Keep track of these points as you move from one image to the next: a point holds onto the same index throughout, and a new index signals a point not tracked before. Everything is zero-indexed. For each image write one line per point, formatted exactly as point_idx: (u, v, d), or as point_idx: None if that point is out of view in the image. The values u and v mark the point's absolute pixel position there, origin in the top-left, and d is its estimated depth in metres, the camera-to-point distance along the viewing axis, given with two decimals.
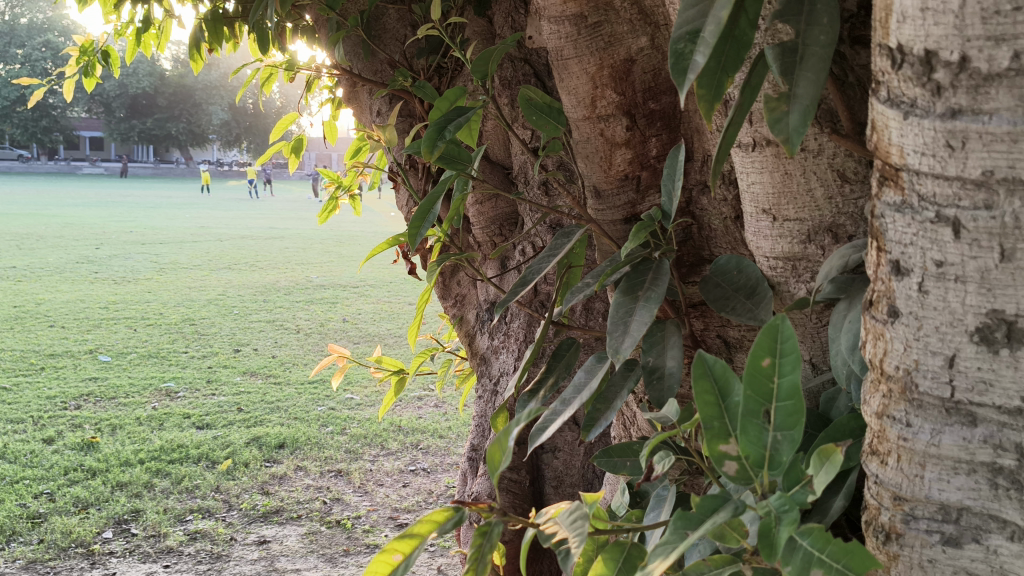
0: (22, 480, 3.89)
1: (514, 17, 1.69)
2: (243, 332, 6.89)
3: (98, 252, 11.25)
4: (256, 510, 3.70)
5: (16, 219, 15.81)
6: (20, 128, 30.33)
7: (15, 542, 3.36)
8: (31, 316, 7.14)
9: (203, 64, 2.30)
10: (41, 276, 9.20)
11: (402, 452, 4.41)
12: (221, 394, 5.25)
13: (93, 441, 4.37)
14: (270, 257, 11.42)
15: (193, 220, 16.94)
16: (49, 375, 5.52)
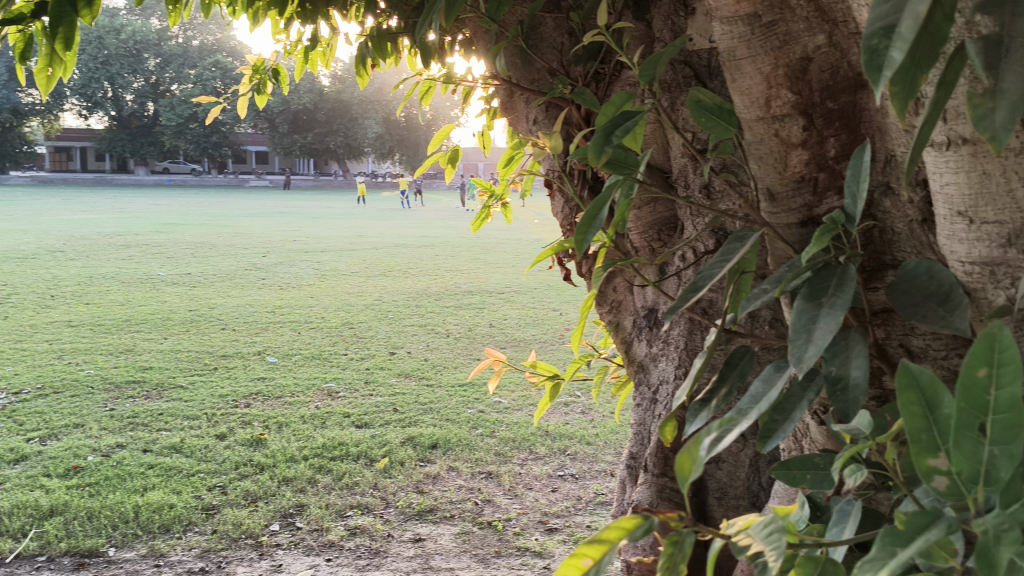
0: (197, 473, 4.16)
1: (674, 20, 1.67)
2: (398, 335, 7.12)
3: (265, 260, 11.93)
4: (411, 508, 3.81)
5: (192, 228, 16.99)
6: (194, 144, 32.55)
7: (191, 531, 3.59)
8: (207, 319, 7.66)
9: (368, 79, 2.39)
10: (214, 282, 9.82)
11: (551, 457, 4.43)
12: (378, 395, 5.45)
13: (261, 438, 4.62)
14: (421, 264, 11.77)
15: (349, 229, 17.70)
16: (222, 374, 5.89)
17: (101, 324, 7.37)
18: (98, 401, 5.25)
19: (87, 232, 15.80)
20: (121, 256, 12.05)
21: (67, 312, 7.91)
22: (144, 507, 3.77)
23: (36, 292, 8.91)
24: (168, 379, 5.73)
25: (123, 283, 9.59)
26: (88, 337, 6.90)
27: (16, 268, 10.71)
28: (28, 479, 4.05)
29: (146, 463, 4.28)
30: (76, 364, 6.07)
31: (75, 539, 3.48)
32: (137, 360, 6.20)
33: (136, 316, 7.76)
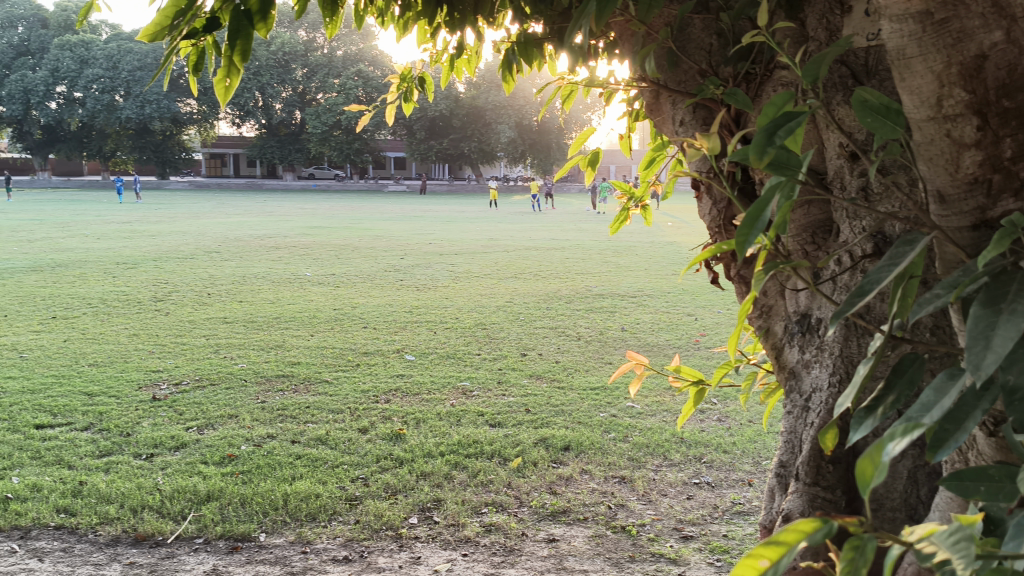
0: (342, 464, 4.35)
1: (829, 18, 1.63)
2: (530, 337, 7.19)
3: (403, 262, 12.27)
4: (545, 509, 3.84)
5: (335, 231, 17.69)
6: (336, 151, 33.85)
7: (335, 520, 3.75)
8: (350, 318, 7.96)
9: (514, 84, 2.44)
10: (356, 282, 10.20)
11: (686, 464, 4.38)
12: (510, 395, 5.52)
13: (400, 433, 4.77)
14: (553, 267, 11.84)
15: (482, 232, 18.00)
16: (363, 371, 6.10)
17: (253, 321, 7.78)
18: (251, 394, 5.55)
19: (239, 234, 16.71)
20: (271, 257, 12.69)
21: (222, 308, 8.39)
22: (293, 496, 3.96)
23: (194, 290, 9.49)
24: (314, 374, 6.00)
25: (273, 283, 10.09)
26: (242, 333, 7.30)
27: (177, 267, 11.43)
28: (188, 465, 4.33)
29: (294, 453, 4.49)
30: (231, 358, 6.44)
31: (230, 524, 3.70)
32: (285, 355, 6.51)
33: (284, 313, 8.15)
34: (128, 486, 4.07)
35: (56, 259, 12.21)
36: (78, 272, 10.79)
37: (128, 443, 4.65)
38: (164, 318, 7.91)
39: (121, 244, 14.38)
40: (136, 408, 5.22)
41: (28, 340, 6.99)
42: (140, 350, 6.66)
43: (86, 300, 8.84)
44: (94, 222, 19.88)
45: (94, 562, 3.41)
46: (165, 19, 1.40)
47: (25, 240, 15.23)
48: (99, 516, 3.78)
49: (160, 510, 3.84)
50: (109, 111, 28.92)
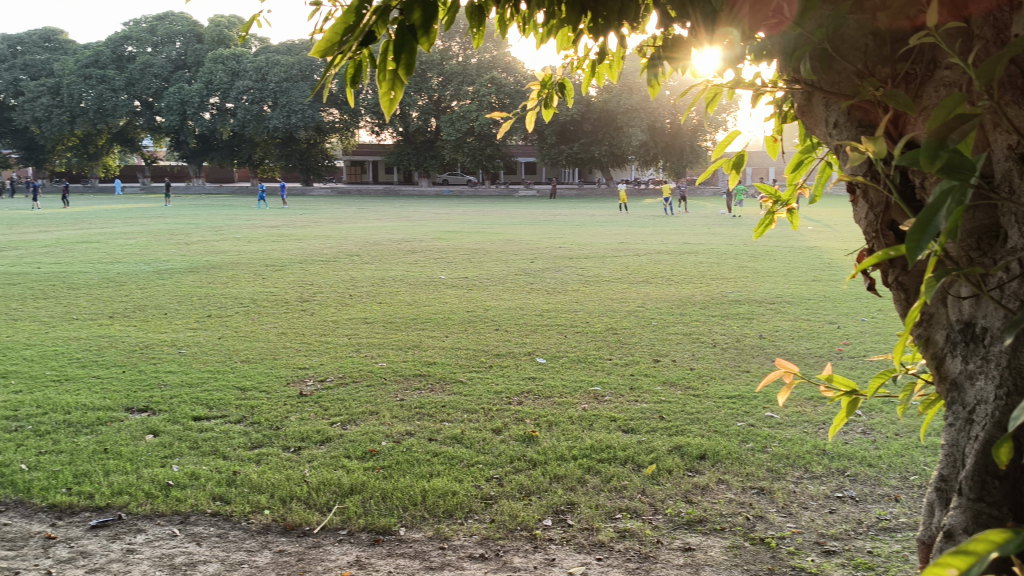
0: (477, 463, 4.44)
1: (997, 15, 1.56)
2: (662, 343, 7.12)
3: (533, 265, 12.37)
4: (681, 517, 3.81)
5: (468, 235, 18.06)
6: (468, 156, 34.44)
7: (472, 518, 3.83)
8: (482, 319, 8.12)
9: (658, 88, 2.42)
10: (488, 285, 10.37)
11: (828, 477, 4.25)
12: (643, 401, 5.49)
13: (533, 435, 4.83)
14: (686, 272, 11.67)
15: (613, 236, 17.95)
16: (496, 372, 6.20)
17: (391, 321, 8.04)
18: (390, 392, 5.74)
19: (378, 237, 17.29)
20: (407, 261, 13.04)
21: (363, 309, 8.69)
22: (431, 492, 4.07)
23: (336, 291, 9.88)
24: (449, 374, 6.14)
25: (408, 285, 10.36)
26: (381, 333, 7.54)
27: (320, 269, 11.94)
28: (333, 459, 4.51)
29: (431, 450, 4.62)
30: (371, 357, 6.67)
31: (372, 517, 3.84)
32: (421, 355, 6.69)
33: (420, 315, 8.38)
34: (277, 477, 4.28)
35: (211, 261, 12.94)
36: (230, 274, 11.41)
37: (277, 436, 4.89)
38: (309, 317, 8.28)
39: (269, 247, 15.13)
40: (284, 403, 5.49)
41: (187, 337, 7.46)
42: (287, 348, 7.00)
43: (237, 299, 9.35)
44: (245, 226, 21.02)
45: (247, 548, 3.60)
46: (335, 34, 1.48)
47: (183, 243, 16.25)
48: (251, 505, 3.99)
49: (307, 501, 4.03)
50: (257, 120, 30.41)
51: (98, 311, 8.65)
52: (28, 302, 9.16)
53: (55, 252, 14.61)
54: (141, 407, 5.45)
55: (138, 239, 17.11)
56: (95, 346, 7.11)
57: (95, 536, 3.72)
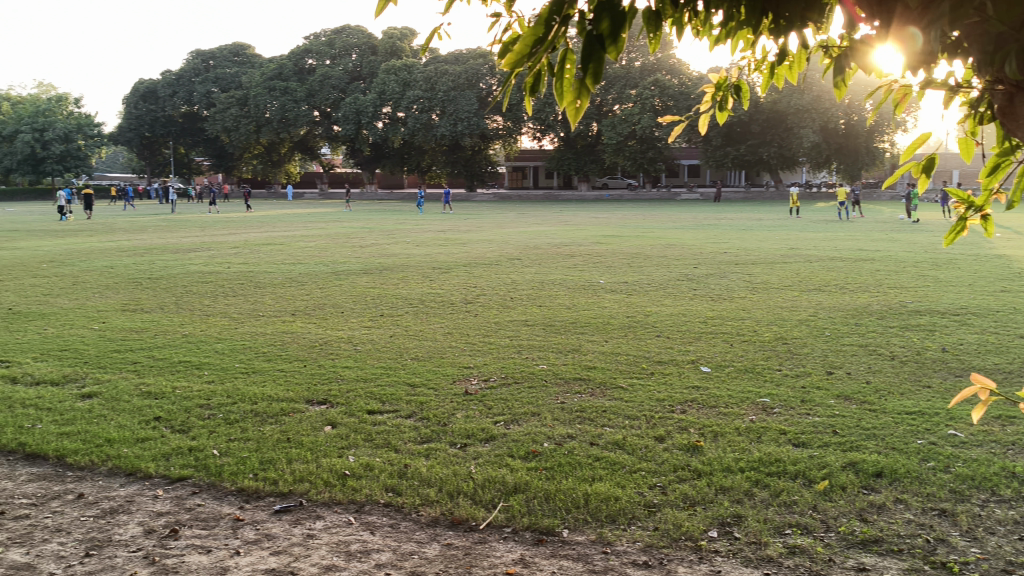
0: (640, 470, 4.42)
1: None
2: (835, 354, 6.86)
3: (697, 271, 12.17)
4: (855, 536, 3.66)
5: (630, 240, 17.96)
6: (631, 160, 34.26)
7: (634, 525, 3.82)
8: (644, 325, 8.07)
9: (844, 89, 2.34)
10: (650, 290, 10.29)
11: (1020, 502, 3.96)
12: (815, 415, 5.30)
13: (698, 445, 4.76)
14: (861, 280, 11.16)
15: (782, 241, 17.38)
16: (658, 379, 6.15)
17: (552, 325, 8.12)
18: (552, 394, 5.81)
19: (540, 242, 17.48)
20: (568, 264, 13.14)
21: (525, 312, 8.83)
22: (594, 496, 4.09)
23: (499, 294, 10.08)
24: (610, 379, 6.15)
25: (570, 289, 10.44)
26: (542, 335, 7.65)
27: (484, 272, 12.21)
28: (497, 457, 4.63)
29: (593, 455, 4.64)
30: (533, 359, 6.77)
31: (536, 517, 3.91)
32: (582, 359, 6.73)
33: (581, 319, 8.42)
34: (445, 472, 4.43)
35: (383, 263, 13.52)
36: (401, 275, 11.87)
37: (444, 432, 5.06)
38: (473, 318, 8.50)
39: (436, 250, 15.62)
40: (451, 400, 5.67)
41: (361, 334, 7.81)
42: (453, 348, 7.20)
43: (407, 300, 9.72)
44: (414, 230, 21.82)
45: (418, 539, 3.75)
46: (525, 46, 1.64)
47: (357, 246, 17.01)
48: (420, 498, 4.15)
49: (473, 497, 4.15)
50: (426, 128, 31.46)
51: (281, 308, 9.21)
52: (220, 299, 9.87)
53: (243, 253, 15.65)
54: (320, 399, 5.77)
55: (316, 242, 18.06)
56: (279, 341, 7.58)
57: (278, 520, 3.98)
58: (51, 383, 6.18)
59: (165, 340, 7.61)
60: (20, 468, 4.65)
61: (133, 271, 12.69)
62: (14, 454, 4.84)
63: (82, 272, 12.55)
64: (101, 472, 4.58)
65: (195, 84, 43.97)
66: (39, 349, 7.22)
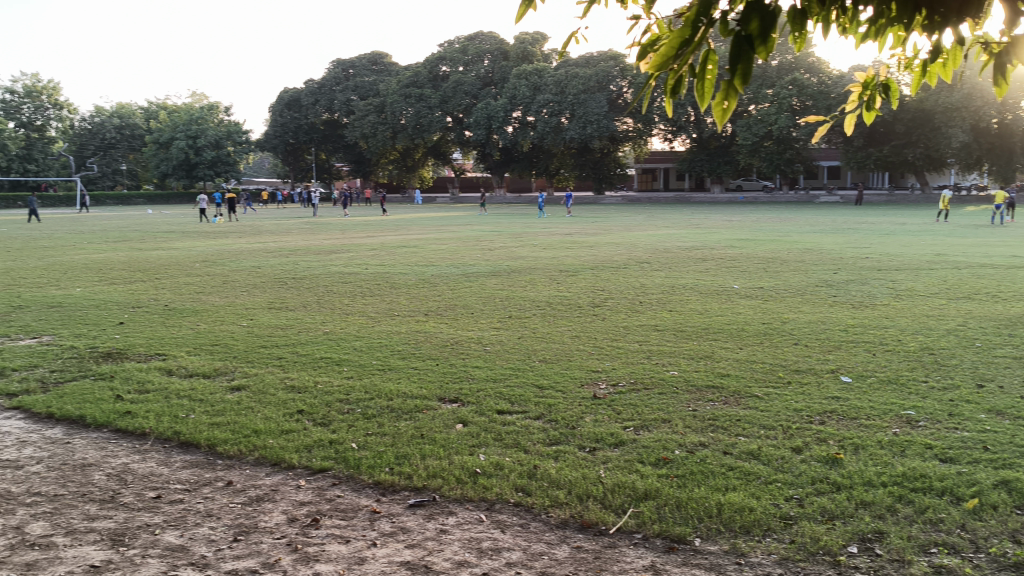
0: (775, 481, 4.31)
1: None
2: (988, 367, 6.46)
3: (836, 277, 11.73)
4: (1008, 558, 3.44)
5: (763, 243, 17.50)
6: (766, 161, 33.37)
7: (770, 536, 3.72)
8: (780, 333, 7.84)
9: (1003, 85, 2.21)
10: (786, 297, 9.99)
11: None
12: (964, 430, 5.01)
13: (837, 457, 4.59)
14: (1017, 288, 10.48)
15: (928, 247, 16.54)
16: (795, 389, 5.96)
17: (683, 330, 8.00)
18: (683, 401, 5.73)
19: (670, 245, 17.23)
20: (700, 268, 12.92)
21: (655, 317, 8.74)
22: (727, 506, 4.01)
23: (628, 298, 10.01)
24: (744, 388, 6.00)
25: (702, 294, 10.27)
26: (673, 341, 7.56)
27: (613, 276, 12.17)
28: (627, 463, 4.60)
29: (727, 464, 4.55)
30: (663, 365, 6.70)
31: (667, 524, 3.87)
32: (715, 366, 6.61)
33: (713, 325, 8.26)
34: (575, 475, 4.44)
35: (512, 265, 13.68)
36: (530, 278, 11.97)
37: (573, 435, 5.07)
38: (601, 322, 8.48)
39: (565, 253, 15.68)
40: (579, 404, 5.68)
41: (490, 335, 7.92)
42: (582, 351, 7.20)
43: (535, 302, 9.80)
44: (542, 234, 21.97)
45: (548, 540, 3.78)
46: (671, 49, 1.92)
47: (487, 248, 17.26)
48: (550, 499, 4.18)
49: (603, 501, 4.14)
50: (556, 132, 31.61)
51: (414, 308, 9.46)
52: (357, 298, 10.22)
53: (379, 254, 16.15)
54: (452, 398, 5.89)
55: (448, 244, 18.47)
56: (412, 340, 7.79)
57: (413, 514, 4.08)
58: (203, 376, 6.56)
59: (307, 337, 7.95)
60: (175, 454, 4.95)
61: (277, 271, 13.31)
62: (171, 441, 5.15)
63: (231, 271, 13.27)
64: (248, 461, 4.82)
65: (335, 92, 45.70)
66: (193, 343, 7.68)
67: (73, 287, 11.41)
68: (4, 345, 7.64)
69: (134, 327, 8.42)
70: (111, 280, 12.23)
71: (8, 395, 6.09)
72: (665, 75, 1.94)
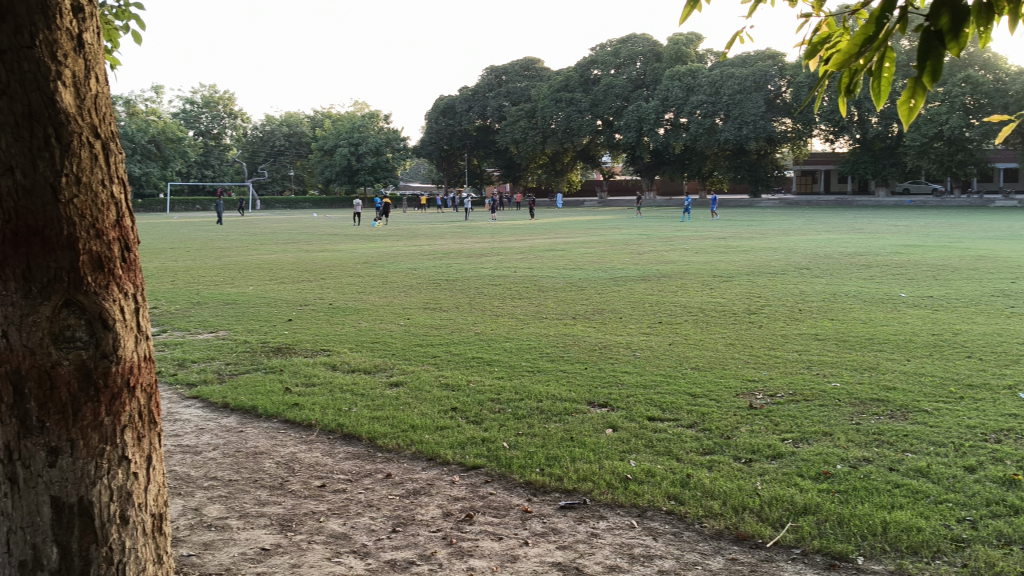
0: (945, 501, 4.06)
1: None
2: None
3: (1015, 287, 10.92)
4: None
5: (933, 250, 16.51)
6: (936, 163, 31.47)
7: (939, 559, 3.51)
8: (951, 345, 7.39)
9: None
10: (957, 306, 9.41)
11: None
12: None
13: (1016, 479, 4.28)
14: None
15: None
16: (968, 405, 5.60)
17: (845, 341, 7.67)
18: (845, 414, 5.50)
19: (830, 251, 16.53)
20: (862, 276, 12.34)
21: (814, 325, 8.42)
22: (892, 525, 3.81)
23: (786, 305, 9.69)
24: (911, 402, 5.69)
25: (865, 302, 9.82)
26: (834, 351, 7.26)
27: (768, 282, 11.81)
28: (785, 476, 4.45)
29: (892, 481, 4.33)
30: (823, 375, 6.44)
31: (827, 540, 3.72)
32: (880, 379, 6.30)
33: (878, 335, 7.88)
34: (730, 486, 4.33)
35: (663, 270, 13.51)
36: (682, 283, 11.80)
37: (728, 446, 4.95)
38: (757, 330, 8.24)
39: (718, 258, 15.33)
40: (734, 414, 5.54)
41: (640, 341, 7.86)
42: (736, 359, 7.03)
43: (687, 308, 9.65)
44: (694, 237, 21.61)
45: (701, 550, 3.71)
46: (855, 45, 1.86)
47: (637, 252, 17.13)
48: (704, 509, 4.09)
49: (760, 514, 4.02)
50: (710, 133, 31.01)
51: (563, 311, 9.50)
52: (508, 301, 10.37)
53: (529, 258, 16.33)
54: (601, 402, 5.88)
55: (598, 248, 18.46)
56: (563, 343, 7.83)
57: (564, 516, 4.10)
58: (363, 371, 6.84)
59: (460, 337, 8.13)
60: (339, 446, 5.19)
61: (433, 273, 13.70)
62: (334, 433, 5.40)
63: (389, 273, 13.76)
64: (406, 455, 4.98)
65: (489, 98, 46.57)
66: (354, 340, 8.01)
67: (245, 286, 12.13)
68: (184, 339, 8.21)
69: (301, 324, 8.87)
70: (280, 279, 12.93)
71: (188, 384, 6.56)
72: (847, 71, 1.88)
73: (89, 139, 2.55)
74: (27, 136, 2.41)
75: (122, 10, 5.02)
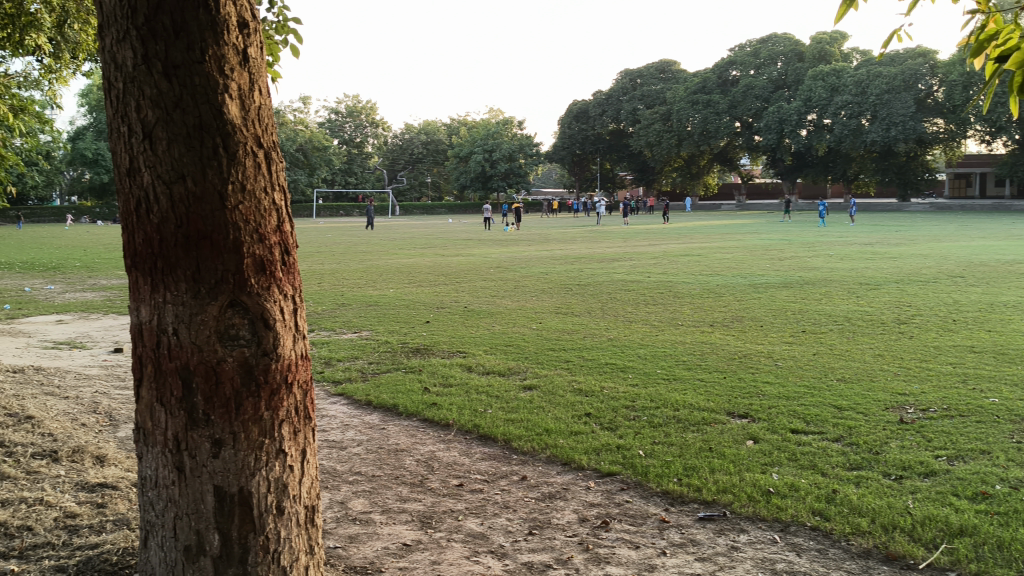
0: None
1: None
2: None
3: None
4: None
5: None
6: None
7: None
8: None
9: None
10: None
11: None
12: None
13: None
14: None
15: None
16: None
17: (1004, 354, 7.21)
18: (1005, 431, 5.17)
19: (986, 258, 15.58)
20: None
21: (969, 337, 7.96)
22: None
23: (939, 315, 9.19)
24: None
25: None
26: (992, 365, 6.84)
27: (918, 290, 11.25)
28: (939, 495, 4.23)
29: None
30: (981, 391, 6.08)
31: (986, 565, 3.51)
32: None
33: None
34: (879, 503, 4.16)
35: (805, 277, 13.10)
36: (825, 290, 11.41)
37: (877, 461, 4.75)
38: (907, 341, 7.86)
39: (864, 264, 14.73)
40: (883, 428, 5.30)
41: (782, 350, 7.63)
42: (885, 371, 6.73)
43: (832, 316, 9.31)
44: (837, 243, 20.85)
45: (848, 569, 3.57)
46: None
47: (777, 258, 16.66)
48: (851, 526, 3.94)
49: (911, 533, 3.84)
50: (855, 135, 29.81)
51: (699, 318, 9.36)
52: (642, 306, 10.30)
53: (665, 263, 16.15)
54: (741, 413, 5.75)
55: (735, 254, 18.08)
56: (699, 350, 7.71)
57: (703, 527, 4.04)
58: (498, 374, 6.94)
59: (594, 342, 8.14)
60: (476, 446, 5.28)
61: (567, 277, 13.77)
62: (471, 434, 5.51)
63: (524, 277, 13.93)
64: (541, 458, 5.02)
65: (623, 102, 46.39)
66: (490, 343, 8.15)
67: (386, 288, 12.55)
68: (330, 338, 8.56)
69: (439, 326, 9.09)
70: (419, 282, 13.30)
71: (334, 382, 6.83)
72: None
73: (253, 149, 2.70)
74: (199, 145, 2.58)
75: (281, 25, 5.28)
